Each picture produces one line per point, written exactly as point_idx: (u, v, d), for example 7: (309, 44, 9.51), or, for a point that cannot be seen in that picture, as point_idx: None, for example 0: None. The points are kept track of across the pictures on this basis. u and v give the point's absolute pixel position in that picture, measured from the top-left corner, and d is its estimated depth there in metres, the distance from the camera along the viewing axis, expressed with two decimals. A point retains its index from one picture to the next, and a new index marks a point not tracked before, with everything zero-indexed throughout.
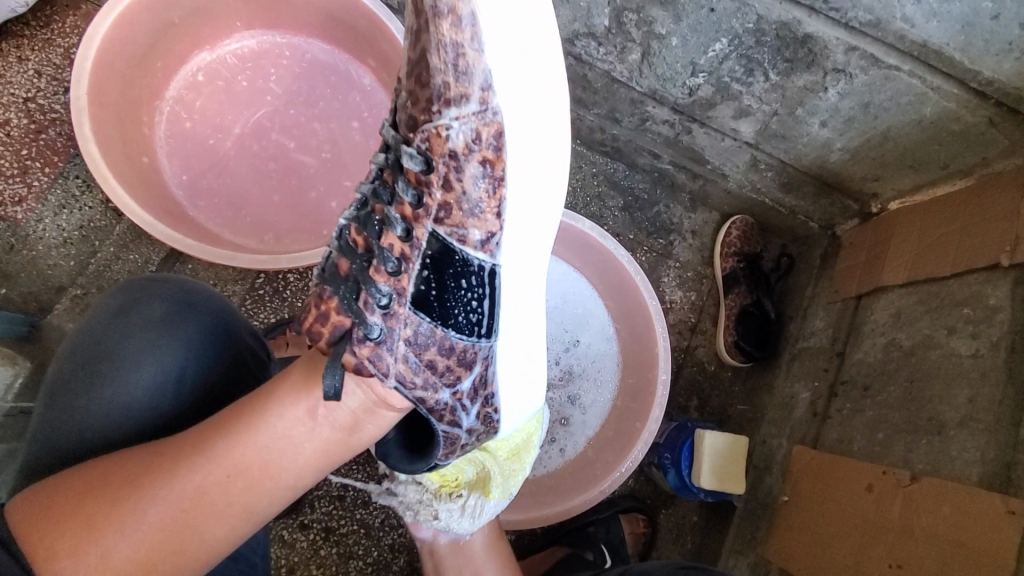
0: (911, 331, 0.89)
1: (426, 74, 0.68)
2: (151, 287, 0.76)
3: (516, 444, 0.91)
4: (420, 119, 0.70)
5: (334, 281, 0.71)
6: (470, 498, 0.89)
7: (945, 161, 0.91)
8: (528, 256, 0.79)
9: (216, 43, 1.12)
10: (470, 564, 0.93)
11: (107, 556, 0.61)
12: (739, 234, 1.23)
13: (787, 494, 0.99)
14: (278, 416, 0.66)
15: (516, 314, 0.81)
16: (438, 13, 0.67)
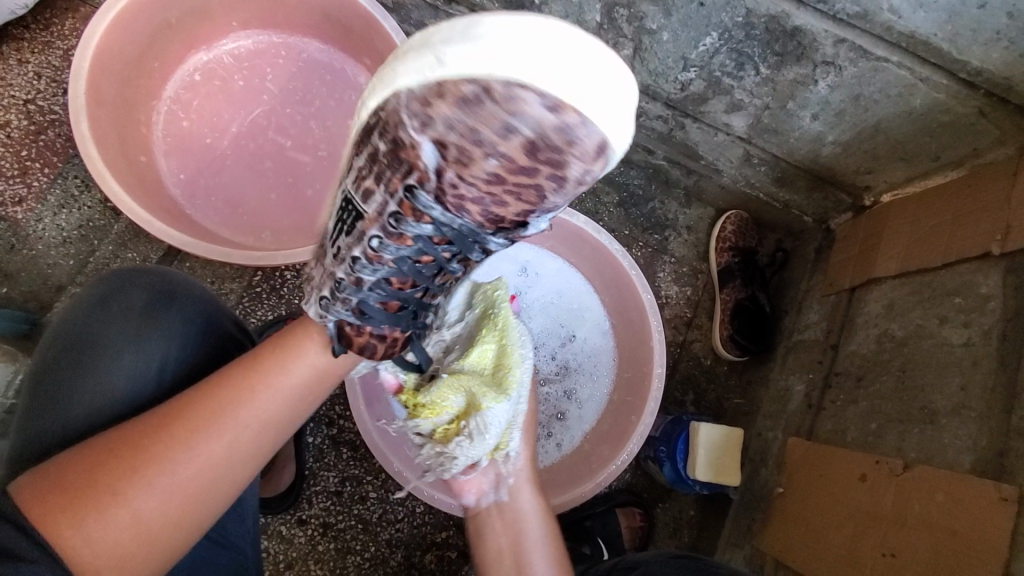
0: (903, 322, 0.89)
1: (527, 196, 0.66)
2: (132, 277, 0.76)
3: (492, 355, 0.92)
4: (505, 220, 0.69)
5: (394, 319, 0.77)
6: (467, 423, 0.84)
7: (936, 153, 0.92)
8: None
9: (213, 43, 1.13)
10: (519, 523, 0.84)
11: (138, 517, 0.62)
12: (734, 229, 1.23)
13: (783, 486, 0.99)
14: (295, 365, 0.72)
15: None
16: (562, 175, 0.64)
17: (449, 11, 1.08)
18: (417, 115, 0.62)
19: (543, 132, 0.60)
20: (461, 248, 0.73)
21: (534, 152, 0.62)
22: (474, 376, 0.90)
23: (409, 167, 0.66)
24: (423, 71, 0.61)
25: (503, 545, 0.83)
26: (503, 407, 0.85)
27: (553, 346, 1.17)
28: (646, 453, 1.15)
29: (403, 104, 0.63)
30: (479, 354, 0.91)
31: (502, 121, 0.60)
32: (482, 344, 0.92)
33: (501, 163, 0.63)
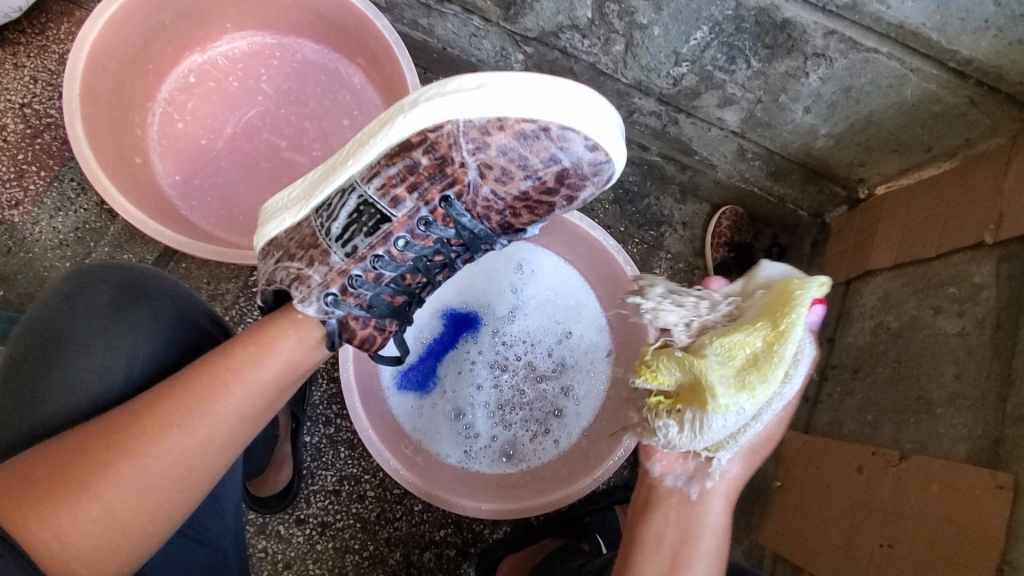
0: (898, 313, 0.89)
1: (540, 211, 0.81)
2: (101, 272, 0.75)
3: (753, 352, 0.70)
4: (516, 226, 0.83)
5: (398, 314, 0.84)
6: (687, 412, 0.74)
7: (929, 144, 0.92)
8: None
9: (207, 45, 1.14)
10: (696, 532, 0.71)
11: (110, 510, 0.62)
12: (729, 224, 1.24)
13: (780, 480, 0.99)
14: (269, 355, 0.72)
15: None
16: (574, 195, 0.80)
17: (441, 10, 1.09)
18: (475, 143, 0.74)
19: (578, 165, 0.76)
20: (471, 250, 0.84)
21: (561, 181, 0.77)
22: (715, 365, 0.70)
23: (450, 180, 0.77)
24: (484, 109, 0.73)
25: (665, 534, 0.71)
26: (729, 416, 0.71)
27: (550, 343, 1.16)
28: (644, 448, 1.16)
29: (464, 131, 0.74)
30: (737, 342, 0.70)
31: (551, 153, 0.75)
32: (752, 332, 0.70)
33: (533, 185, 0.77)
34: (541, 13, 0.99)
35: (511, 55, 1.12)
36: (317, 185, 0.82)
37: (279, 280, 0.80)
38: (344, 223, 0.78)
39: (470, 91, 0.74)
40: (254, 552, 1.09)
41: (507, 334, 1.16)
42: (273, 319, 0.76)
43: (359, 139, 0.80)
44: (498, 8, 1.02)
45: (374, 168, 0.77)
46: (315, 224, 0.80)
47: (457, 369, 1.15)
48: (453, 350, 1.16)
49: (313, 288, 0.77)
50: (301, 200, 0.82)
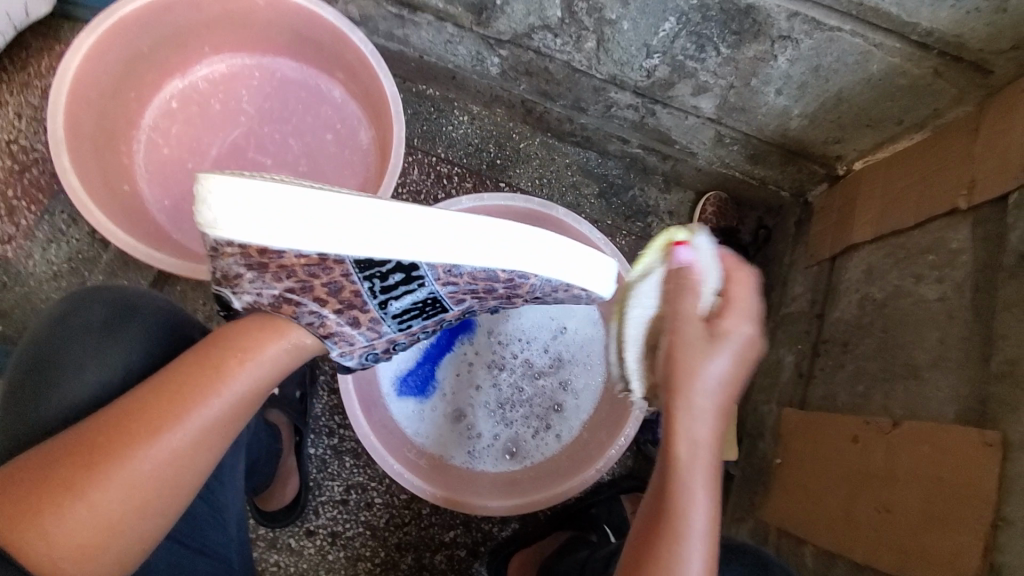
0: (882, 284, 0.90)
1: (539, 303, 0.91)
2: (90, 294, 0.76)
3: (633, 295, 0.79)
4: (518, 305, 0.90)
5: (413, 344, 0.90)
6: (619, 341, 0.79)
7: (899, 117, 0.94)
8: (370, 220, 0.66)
9: (187, 69, 1.16)
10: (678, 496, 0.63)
11: (101, 511, 0.63)
12: (714, 210, 1.26)
13: (780, 457, 1.00)
14: (253, 357, 0.73)
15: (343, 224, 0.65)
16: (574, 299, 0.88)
17: (415, 19, 1.10)
18: (541, 290, 0.80)
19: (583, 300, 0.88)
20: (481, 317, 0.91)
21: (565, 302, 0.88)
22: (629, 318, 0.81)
23: (513, 299, 0.82)
24: (570, 276, 0.76)
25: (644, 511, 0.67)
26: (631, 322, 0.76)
27: (547, 339, 1.18)
28: (647, 438, 1.15)
29: (542, 287, 0.78)
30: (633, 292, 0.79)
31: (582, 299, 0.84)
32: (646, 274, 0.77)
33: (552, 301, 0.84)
34: (512, 16, 1.01)
35: (487, 59, 1.14)
36: (358, 231, 0.65)
37: (305, 323, 0.77)
38: (405, 305, 0.77)
39: (568, 252, 0.75)
40: (266, 566, 1.10)
41: (506, 332, 1.17)
42: (256, 319, 0.77)
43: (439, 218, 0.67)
44: (470, 13, 1.03)
45: (457, 288, 0.76)
46: (362, 289, 0.73)
47: (458, 371, 1.17)
48: (449, 353, 1.17)
49: (358, 345, 0.82)
50: (329, 234, 0.65)
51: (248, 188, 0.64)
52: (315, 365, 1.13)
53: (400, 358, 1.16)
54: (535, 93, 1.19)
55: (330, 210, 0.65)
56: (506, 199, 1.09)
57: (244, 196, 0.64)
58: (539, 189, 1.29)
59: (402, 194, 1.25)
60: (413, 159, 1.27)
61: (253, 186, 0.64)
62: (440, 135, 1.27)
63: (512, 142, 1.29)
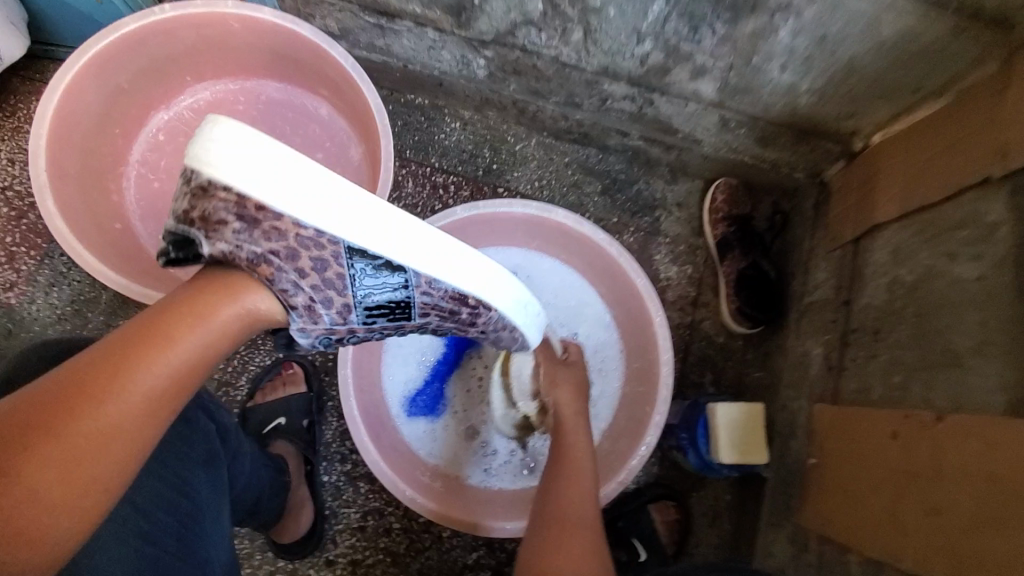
0: (912, 265, 0.83)
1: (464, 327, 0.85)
2: (50, 344, 0.68)
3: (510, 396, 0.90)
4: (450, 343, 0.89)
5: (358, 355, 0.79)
6: None
7: (917, 83, 0.87)
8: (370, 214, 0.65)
9: (171, 100, 1.14)
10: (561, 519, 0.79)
11: (32, 493, 0.49)
12: (725, 198, 1.19)
13: (815, 457, 0.93)
14: (204, 314, 0.60)
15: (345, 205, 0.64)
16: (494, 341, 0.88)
17: (394, 28, 1.07)
18: (489, 326, 0.80)
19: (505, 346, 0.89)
20: None
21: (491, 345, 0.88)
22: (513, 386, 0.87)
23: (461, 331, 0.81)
24: (515, 316, 0.81)
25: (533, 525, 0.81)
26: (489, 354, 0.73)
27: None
28: (670, 442, 1.06)
29: (494, 321, 0.80)
30: None
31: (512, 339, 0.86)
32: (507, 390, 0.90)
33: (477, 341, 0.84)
34: (492, 14, 0.96)
35: (472, 62, 1.09)
36: (357, 222, 0.64)
37: (280, 288, 0.64)
38: (382, 298, 0.69)
39: (510, 288, 0.80)
40: None
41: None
42: (214, 276, 0.63)
43: (426, 232, 0.69)
44: (448, 16, 0.99)
45: (432, 300, 0.72)
46: (347, 272, 0.65)
47: (466, 385, 1.13)
48: (457, 370, 1.12)
49: (320, 326, 0.68)
50: (323, 210, 0.62)
51: (254, 148, 0.61)
52: (321, 393, 1.10)
53: (407, 378, 1.11)
54: (525, 92, 1.14)
55: (334, 190, 0.63)
56: (503, 206, 1.03)
57: (247, 155, 0.61)
58: (539, 192, 1.24)
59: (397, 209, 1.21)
60: (406, 171, 1.22)
61: (260, 147, 0.61)
62: (432, 145, 1.23)
63: (507, 145, 1.24)
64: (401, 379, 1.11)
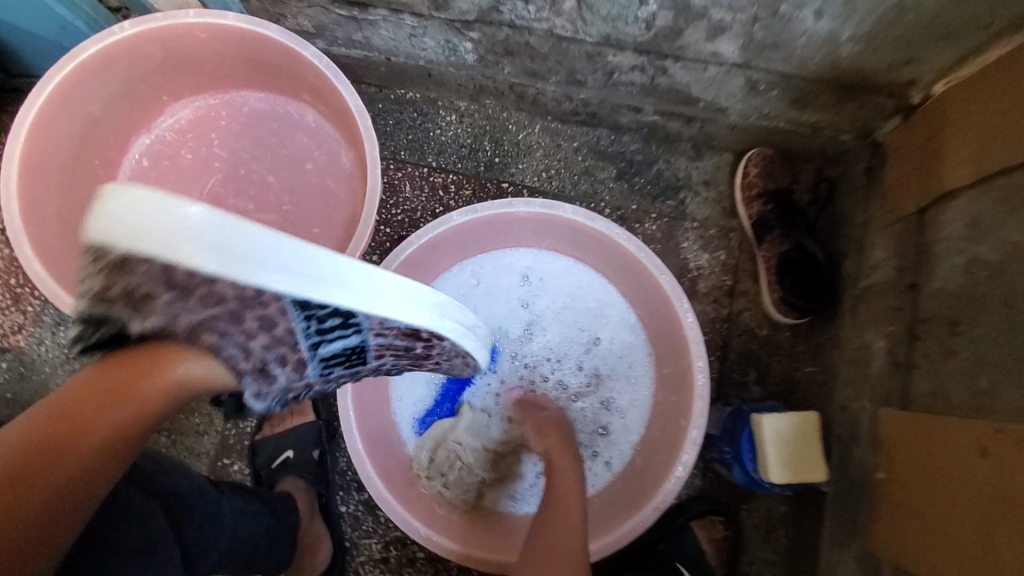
0: (995, 242, 0.68)
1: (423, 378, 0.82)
2: None
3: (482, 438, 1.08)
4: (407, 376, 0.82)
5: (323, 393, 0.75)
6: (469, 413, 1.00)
7: (990, 15, 0.71)
8: (292, 262, 0.56)
9: (151, 122, 1.08)
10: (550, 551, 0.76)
11: None
12: (759, 171, 1.05)
13: (884, 471, 0.79)
14: (117, 394, 0.54)
15: (258, 255, 0.54)
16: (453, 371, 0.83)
17: (369, 19, 0.97)
18: (442, 357, 0.77)
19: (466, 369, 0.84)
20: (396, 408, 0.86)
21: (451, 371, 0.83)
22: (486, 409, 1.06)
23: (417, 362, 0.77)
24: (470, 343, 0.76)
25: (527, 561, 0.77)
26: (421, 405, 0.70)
27: (579, 357, 1.03)
28: (712, 455, 0.93)
29: (450, 349, 0.75)
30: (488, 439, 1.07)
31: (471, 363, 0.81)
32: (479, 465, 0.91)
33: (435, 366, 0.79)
34: None
35: (459, 47, 0.99)
36: (274, 272, 0.55)
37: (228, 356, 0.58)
38: (336, 345, 0.64)
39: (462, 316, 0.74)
40: None
41: (532, 355, 1.04)
42: (136, 350, 0.57)
43: (370, 273, 0.62)
44: None
45: (387, 342, 0.68)
46: (296, 328, 0.60)
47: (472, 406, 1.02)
48: (470, 388, 1.03)
49: (276, 388, 0.63)
50: (233, 264, 0.53)
51: (146, 208, 0.50)
52: (331, 419, 1.03)
53: (417, 398, 1.03)
54: (522, 74, 1.02)
55: (244, 241, 0.54)
56: (503, 206, 0.92)
57: (149, 218, 0.50)
58: (548, 183, 1.12)
59: (395, 216, 1.12)
60: (402, 174, 1.13)
61: (154, 201, 0.50)
62: (427, 142, 1.13)
63: (509, 134, 1.13)
64: (411, 399, 1.02)
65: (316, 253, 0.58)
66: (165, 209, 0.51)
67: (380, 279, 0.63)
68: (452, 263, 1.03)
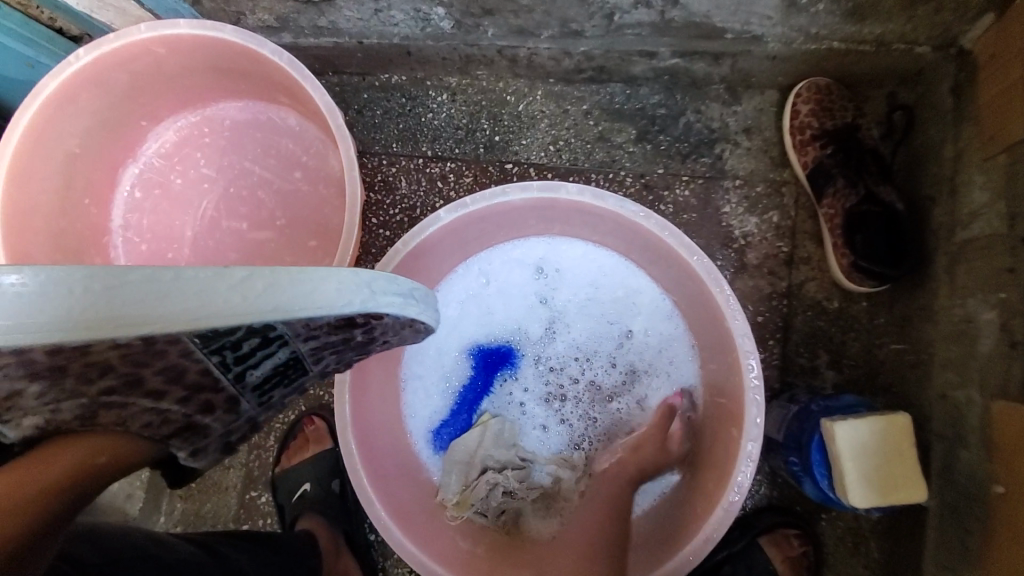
0: None
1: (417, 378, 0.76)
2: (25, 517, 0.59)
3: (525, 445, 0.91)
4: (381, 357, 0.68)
5: (279, 404, 0.68)
6: (492, 423, 0.87)
7: None
8: (87, 297, 0.44)
9: (136, 151, 1.04)
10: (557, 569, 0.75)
11: None
12: (812, 107, 0.85)
13: (1004, 485, 0.61)
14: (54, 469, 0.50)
15: (48, 299, 0.44)
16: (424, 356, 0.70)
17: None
18: (392, 333, 0.62)
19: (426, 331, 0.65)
20: None
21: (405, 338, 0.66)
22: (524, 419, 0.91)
23: (352, 343, 0.61)
24: (392, 305, 0.56)
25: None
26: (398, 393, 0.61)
27: (610, 353, 0.89)
28: (778, 463, 0.78)
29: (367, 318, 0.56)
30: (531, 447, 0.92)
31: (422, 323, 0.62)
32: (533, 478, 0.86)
33: (372, 342, 0.62)
34: None
35: (431, 14, 0.85)
36: (81, 311, 0.44)
37: (145, 424, 0.57)
38: (264, 369, 0.60)
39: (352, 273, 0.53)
40: None
41: (555, 356, 0.90)
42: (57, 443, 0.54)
43: (248, 281, 0.48)
44: None
45: (321, 343, 0.59)
46: (210, 364, 0.55)
47: (494, 422, 0.88)
48: (490, 397, 0.91)
49: (213, 437, 0.63)
50: (32, 318, 0.44)
51: None
52: None
53: (432, 411, 0.91)
54: (509, 34, 0.87)
55: (23, 288, 0.43)
56: (495, 195, 0.78)
57: None
58: (558, 158, 0.96)
59: (393, 216, 1.00)
60: (396, 169, 1.01)
61: None
62: (421, 129, 1.00)
63: (508, 107, 0.98)
64: (425, 413, 0.91)
65: (103, 274, 0.44)
66: None
67: (202, 274, 0.47)
68: (454, 264, 0.89)
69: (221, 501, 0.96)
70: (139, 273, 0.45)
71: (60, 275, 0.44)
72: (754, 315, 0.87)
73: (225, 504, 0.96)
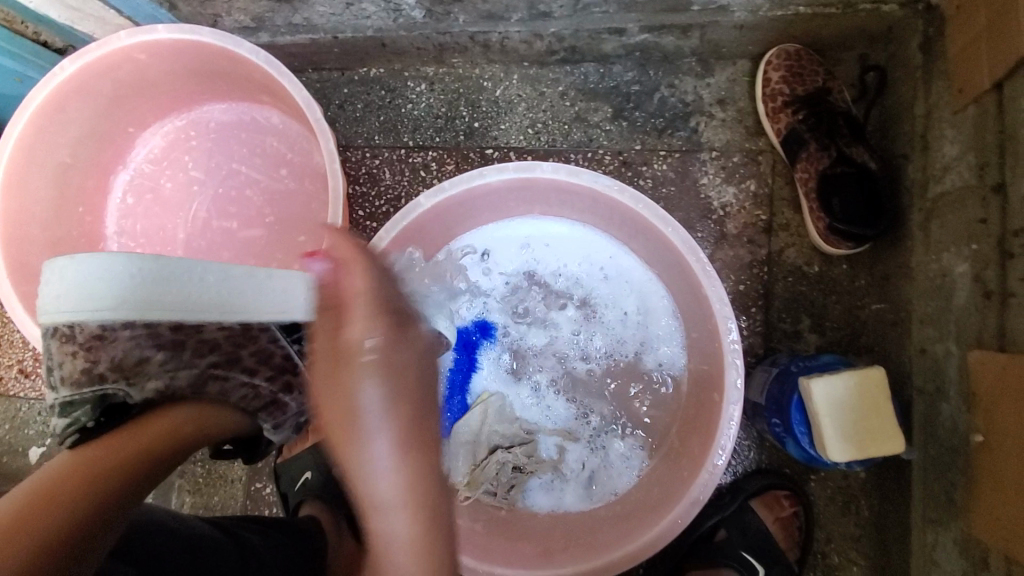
0: None
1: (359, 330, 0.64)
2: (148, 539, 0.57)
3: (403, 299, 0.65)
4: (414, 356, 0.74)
5: None
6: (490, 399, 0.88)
7: None
8: (191, 287, 0.60)
9: (126, 158, 1.06)
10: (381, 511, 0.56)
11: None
12: (783, 74, 0.85)
13: (983, 434, 0.62)
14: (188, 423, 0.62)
15: (169, 284, 0.59)
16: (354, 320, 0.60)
17: None
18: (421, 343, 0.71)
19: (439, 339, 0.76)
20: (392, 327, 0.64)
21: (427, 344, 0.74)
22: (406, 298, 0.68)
23: None
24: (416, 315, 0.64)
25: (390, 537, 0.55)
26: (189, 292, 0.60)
27: (606, 325, 0.90)
28: (763, 427, 0.79)
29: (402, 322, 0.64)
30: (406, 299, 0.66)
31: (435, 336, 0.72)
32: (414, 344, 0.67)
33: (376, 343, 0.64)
34: None
35: (401, 4, 0.86)
36: (193, 297, 0.60)
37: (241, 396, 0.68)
38: None
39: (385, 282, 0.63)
40: None
41: (552, 328, 0.91)
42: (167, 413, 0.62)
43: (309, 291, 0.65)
44: None
45: None
46: None
47: (494, 398, 0.88)
48: (480, 376, 0.91)
49: (289, 416, 0.72)
50: (160, 305, 0.59)
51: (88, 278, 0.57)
52: None
53: None
54: (479, 19, 0.88)
55: (153, 277, 0.58)
56: (474, 177, 0.78)
57: (91, 290, 0.57)
58: (536, 140, 0.97)
59: (379, 208, 1.01)
60: (379, 160, 1.01)
61: (85, 262, 0.57)
62: (400, 120, 1.01)
63: (485, 92, 0.99)
64: None
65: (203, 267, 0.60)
66: (114, 279, 0.57)
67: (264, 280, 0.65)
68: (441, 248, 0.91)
69: (227, 493, 0.99)
70: (236, 270, 0.63)
71: (172, 276, 0.59)
72: (735, 284, 0.88)
73: (232, 496, 0.99)
